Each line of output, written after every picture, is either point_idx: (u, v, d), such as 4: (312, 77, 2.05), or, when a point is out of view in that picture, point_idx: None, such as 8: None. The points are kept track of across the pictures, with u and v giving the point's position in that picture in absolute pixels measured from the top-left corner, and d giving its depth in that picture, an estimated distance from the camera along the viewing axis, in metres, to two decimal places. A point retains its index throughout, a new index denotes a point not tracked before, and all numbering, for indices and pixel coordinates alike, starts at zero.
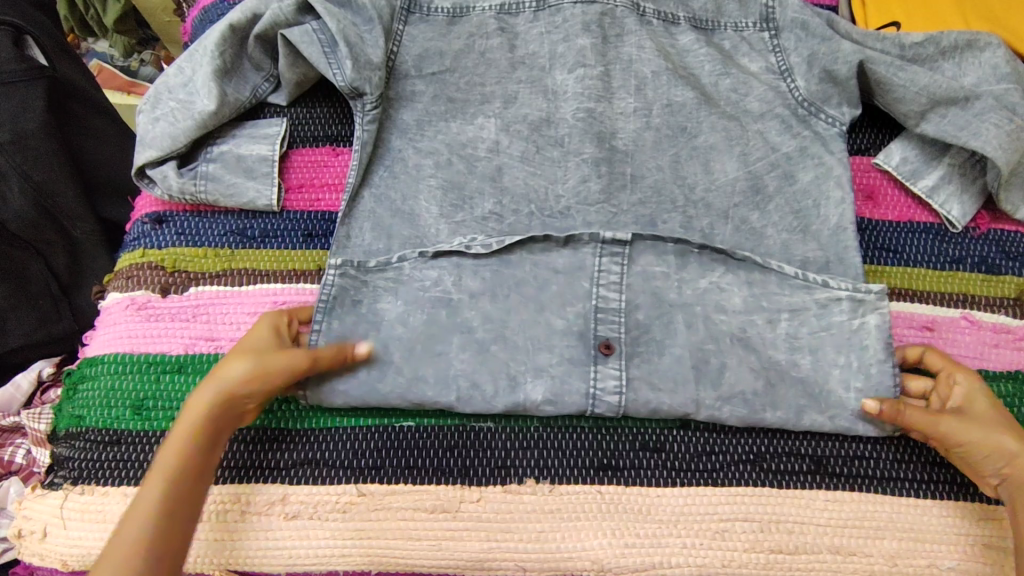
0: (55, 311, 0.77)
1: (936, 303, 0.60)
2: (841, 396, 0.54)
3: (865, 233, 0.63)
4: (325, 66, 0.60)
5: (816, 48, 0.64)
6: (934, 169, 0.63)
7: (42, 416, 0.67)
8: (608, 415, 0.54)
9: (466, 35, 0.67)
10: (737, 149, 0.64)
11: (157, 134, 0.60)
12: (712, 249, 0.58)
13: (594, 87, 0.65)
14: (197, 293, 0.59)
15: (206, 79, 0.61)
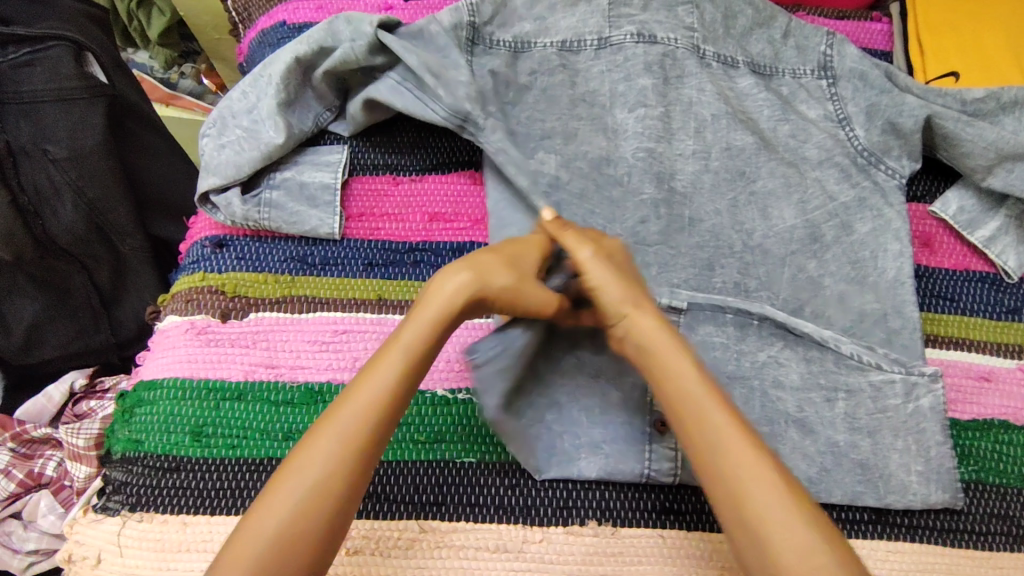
0: (93, 324, 0.80)
1: (993, 354, 0.61)
2: (896, 458, 0.55)
3: (922, 280, 0.63)
4: (422, 109, 0.61)
5: (876, 98, 0.66)
6: (991, 220, 0.63)
7: (80, 430, 0.67)
8: (666, 484, 0.54)
9: (527, 70, 0.67)
10: (795, 196, 0.65)
11: (222, 161, 0.61)
12: (773, 322, 0.59)
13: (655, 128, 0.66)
14: (257, 319, 0.59)
15: (272, 111, 0.61)
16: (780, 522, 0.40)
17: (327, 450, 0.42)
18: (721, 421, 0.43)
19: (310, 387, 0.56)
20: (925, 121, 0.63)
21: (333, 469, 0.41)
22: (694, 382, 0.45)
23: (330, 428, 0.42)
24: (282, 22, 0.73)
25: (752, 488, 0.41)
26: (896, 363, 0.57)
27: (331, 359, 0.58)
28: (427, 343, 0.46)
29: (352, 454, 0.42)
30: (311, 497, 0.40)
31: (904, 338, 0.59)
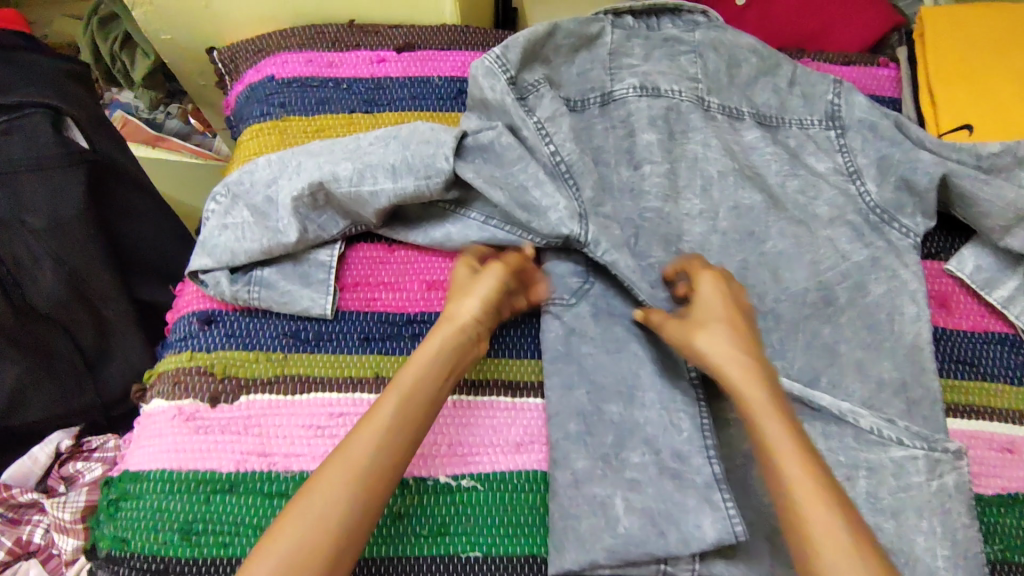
0: (77, 384, 0.72)
1: (1013, 422, 0.58)
2: (923, 542, 0.52)
3: (941, 344, 0.61)
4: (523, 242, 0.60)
5: (886, 152, 0.64)
6: (1009, 279, 0.61)
7: (66, 503, 0.65)
8: None
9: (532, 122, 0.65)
10: (807, 257, 0.62)
11: (221, 244, 0.58)
12: (788, 395, 0.57)
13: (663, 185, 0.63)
14: (248, 402, 0.56)
15: (289, 211, 0.58)
16: (825, 518, 0.44)
17: (329, 487, 0.45)
18: (784, 435, 0.47)
19: (306, 477, 0.54)
20: (941, 179, 0.61)
21: (332, 503, 0.45)
22: (767, 411, 0.48)
23: (333, 465, 0.46)
24: (271, 76, 0.70)
25: (805, 486, 0.45)
26: (918, 438, 0.55)
27: (327, 446, 0.55)
28: (425, 381, 0.51)
29: (350, 490, 0.46)
30: (310, 530, 0.44)
31: (924, 409, 0.57)
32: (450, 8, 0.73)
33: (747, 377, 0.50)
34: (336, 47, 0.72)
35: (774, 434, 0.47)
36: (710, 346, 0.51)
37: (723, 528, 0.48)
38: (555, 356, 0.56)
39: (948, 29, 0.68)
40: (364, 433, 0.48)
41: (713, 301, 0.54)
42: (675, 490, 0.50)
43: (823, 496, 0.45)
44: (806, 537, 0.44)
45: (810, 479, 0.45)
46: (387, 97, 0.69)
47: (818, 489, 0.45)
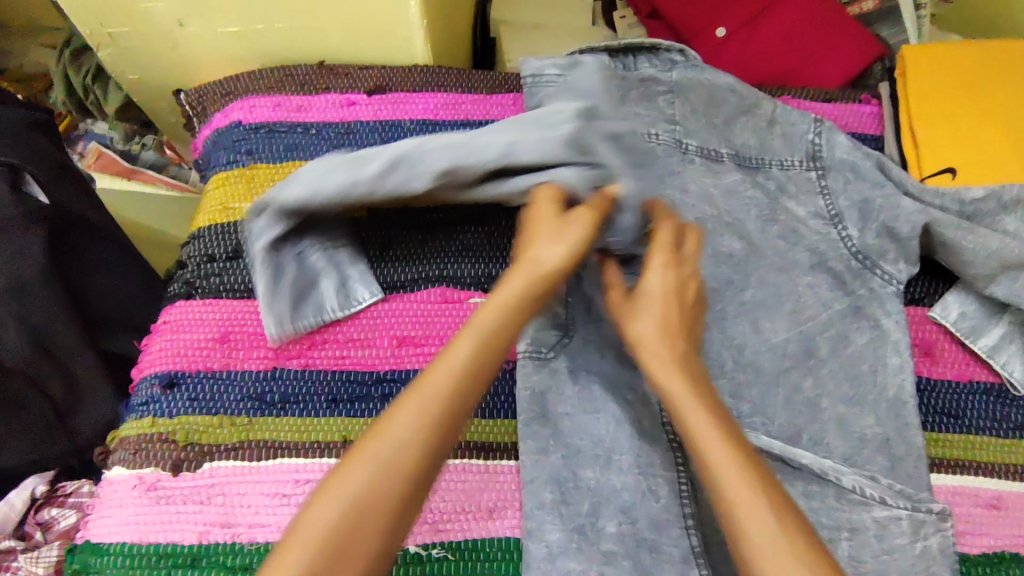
0: (50, 435, 0.70)
1: (999, 476, 0.57)
2: None
3: (925, 397, 0.59)
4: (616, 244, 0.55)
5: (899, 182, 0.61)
6: (993, 327, 0.60)
7: (40, 557, 0.60)
8: None
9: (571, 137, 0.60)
10: (787, 306, 0.61)
11: (324, 171, 0.56)
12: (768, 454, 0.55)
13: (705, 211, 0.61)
14: (212, 470, 0.54)
15: (415, 152, 0.56)
16: (747, 500, 0.39)
17: (401, 436, 0.38)
18: (706, 424, 0.42)
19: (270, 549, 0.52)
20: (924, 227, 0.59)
21: (403, 459, 0.38)
22: (682, 390, 0.44)
23: (405, 410, 0.39)
24: (237, 121, 0.69)
25: (723, 466, 0.40)
26: (901, 497, 0.54)
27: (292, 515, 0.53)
28: (505, 333, 0.43)
29: (422, 445, 0.38)
30: (374, 488, 0.37)
31: (909, 466, 0.56)
32: (422, 48, 0.72)
33: (666, 361, 0.46)
34: (304, 90, 0.70)
35: (696, 420, 0.43)
36: (642, 332, 0.48)
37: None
38: (528, 418, 0.54)
39: (930, 69, 0.66)
40: (441, 378, 0.40)
41: (657, 286, 0.49)
42: (653, 564, 0.50)
43: (750, 487, 0.39)
44: (740, 538, 0.38)
45: (735, 466, 0.40)
46: (357, 142, 0.68)
47: (749, 477, 0.40)
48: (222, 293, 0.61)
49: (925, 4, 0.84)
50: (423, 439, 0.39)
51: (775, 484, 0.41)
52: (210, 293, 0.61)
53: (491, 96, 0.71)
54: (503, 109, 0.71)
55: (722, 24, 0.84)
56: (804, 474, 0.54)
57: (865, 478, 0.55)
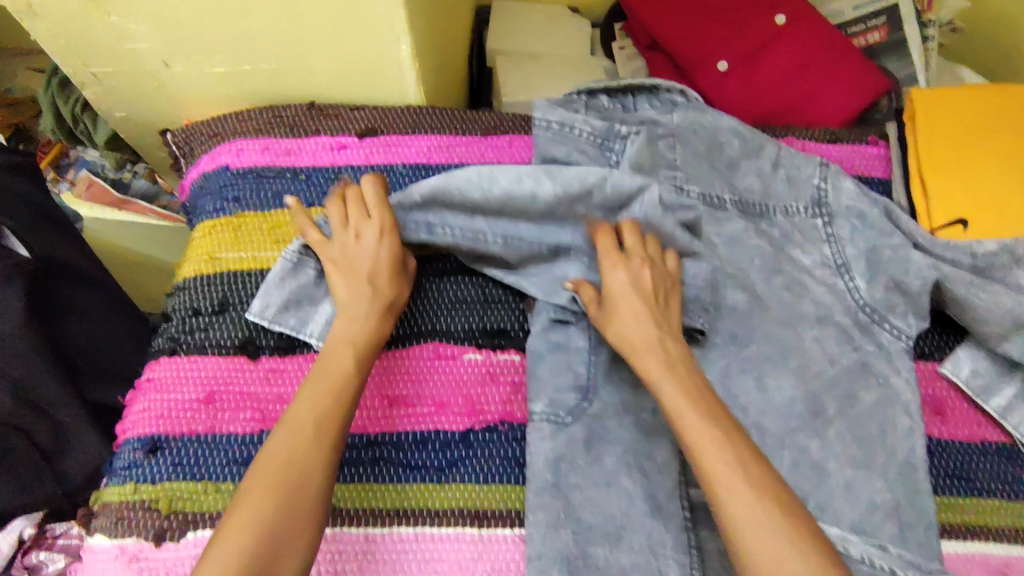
0: (36, 479, 0.68)
1: (1013, 543, 0.55)
2: None
3: (935, 458, 0.57)
4: None
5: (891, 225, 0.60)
6: (1006, 386, 0.58)
7: None
8: None
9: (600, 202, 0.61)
10: (793, 363, 0.59)
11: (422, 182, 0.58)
12: None
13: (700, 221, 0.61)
14: (196, 540, 0.52)
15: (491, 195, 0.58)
16: (731, 481, 0.44)
17: (297, 456, 0.46)
18: (692, 414, 0.47)
19: None
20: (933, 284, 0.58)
21: (298, 467, 0.45)
22: (669, 383, 0.49)
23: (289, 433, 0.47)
24: (226, 166, 0.67)
25: (725, 471, 0.44)
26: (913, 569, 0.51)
27: None
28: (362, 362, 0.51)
29: (314, 454, 0.46)
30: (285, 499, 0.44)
31: (920, 534, 0.54)
32: (414, 87, 0.70)
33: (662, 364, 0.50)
34: (293, 132, 0.68)
35: (682, 408, 0.47)
36: (635, 333, 0.52)
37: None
38: (539, 487, 0.52)
39: (941, 114, 0.65)
40: (314, 398, 0.48)
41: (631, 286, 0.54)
42: None
43: (744, 480, 0.44)
44: (737, 534, 0.43)
45: (727, 462, 0.45)
46: None
47: (740, 472, 0.44)
48: (207, 350, 0.59)
49: (931, 35, 0.82)
50: (310, 458, 0.46)
51: (758, 459, 0.46)
52: (195, 349, 0.59)
53: (485, 138, 0.69)
54: (499, 151, 0.68)
55: (724, 56, 0.81)
56: None
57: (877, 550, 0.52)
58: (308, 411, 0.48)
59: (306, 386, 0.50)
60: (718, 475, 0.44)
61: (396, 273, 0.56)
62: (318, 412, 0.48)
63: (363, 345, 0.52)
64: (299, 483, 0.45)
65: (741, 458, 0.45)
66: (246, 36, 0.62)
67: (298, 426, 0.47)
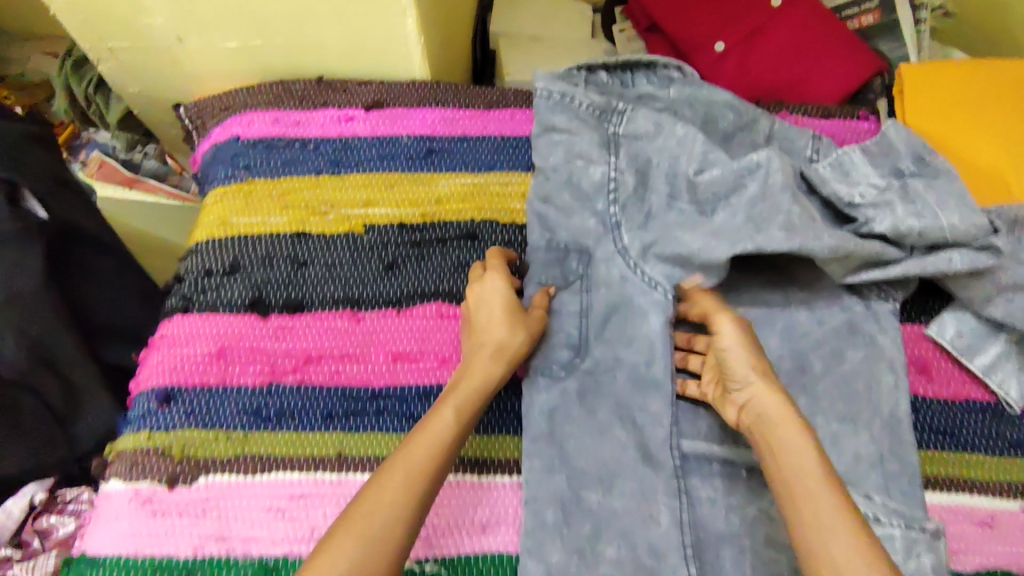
0: (49, 443, 0.70)
1: (996, 496, 0.57)
2: None
3: (920, 414, 0.59)
4: (643, 285, 0.60)
5: (856, 195, 0.61)
6: (990, 346, 0.60)
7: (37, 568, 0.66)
8: None
9: (599, 170, 0.64)
10: (780, 324, 0.61)
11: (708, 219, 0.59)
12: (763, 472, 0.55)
13: (722, 187, 0.61)
14: (208, 484, 0.55)
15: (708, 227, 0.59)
16: (833, 518, 0.43)
17: (386, 506, 0.45)
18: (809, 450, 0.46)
19: (263, 562, 0.52)
20: (905, 250, 0.59)
21: (397, 518, 0.45)
22: (791, 430, 0.47)
23: (388, 481, 0.46)
24: (236, 136, 0.69)
25: (815, 500, 0.44)
26: (895, 515, 0.54)
27: (287, 529, 0.53)
28: (470, 418, 0.51)
29: (406, 506, 0.45)
30: (368, 548, 0.43)
31: (903, 484, 0.56)
32: (420, 63, 0.72)
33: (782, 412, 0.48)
34: (301, 105, 0.70)
35: (795, 451, 0.46)
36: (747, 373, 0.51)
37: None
38: (536, 435, 0.55)
39: (922, 88, 0.67)
40: (425, 448, 0.48)
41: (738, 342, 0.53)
42: None
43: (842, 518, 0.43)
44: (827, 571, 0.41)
45: (827, 496, 0.44)
46: (354, 157, 0.68)
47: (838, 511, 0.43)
48: (219, 307, 0.61)
49: (923, 18, 0.84)
50: (410, 509, 0.46)
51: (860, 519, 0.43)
52: (207, 308, 0.61)
53: (489, 111, 0.71)
54: (501, 124, 0.71)
55: (721, 38, 0.84)
56: None
57: (861, 498, 0.55)
58: (422, 458, 0.48)
59: (418, 435, 0.49)
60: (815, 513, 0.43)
61: (514, 320, 0.56)
62: (429, 465, 0.48)
63: (473, 399, 0.52)
64: (395, 535, 0.44)
65: (835, 489, 0.44)
66: (257, 11, 0.65)
67: (407, 470, 0.47)
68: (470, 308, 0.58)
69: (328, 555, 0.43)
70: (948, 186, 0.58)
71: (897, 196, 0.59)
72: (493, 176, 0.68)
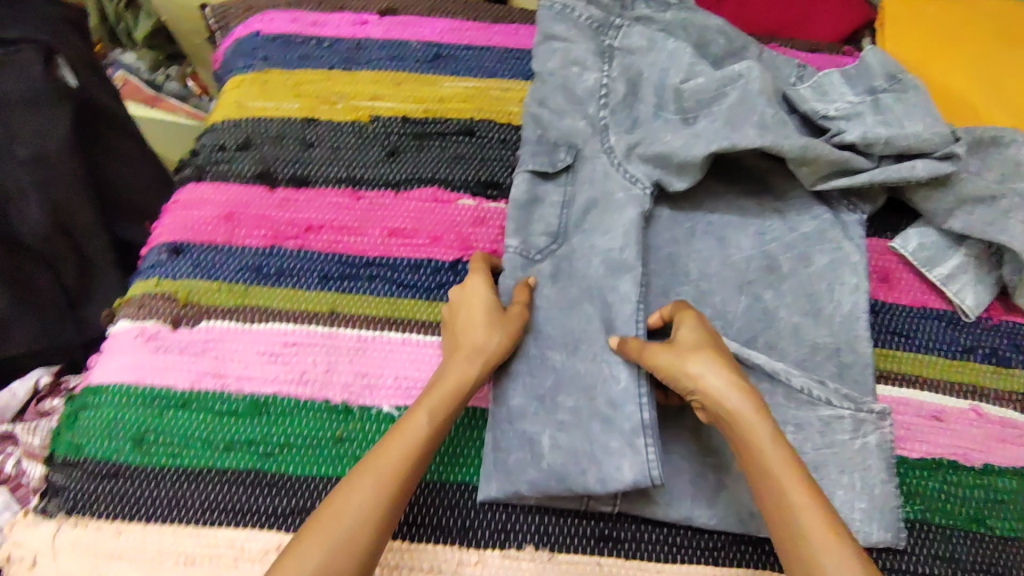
0: (58, 320, 0.73)
1: (946, 392, 0.60)
2: (845, 507, 0.54)
3: (878, 316, 0.63)
4: (624, 180, 0.63)
5: (831, 108, 0.64)
6: (950, 259, 0.63)
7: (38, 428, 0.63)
8: (608, 513, 0.53)
9: (593, 76, 0.68)
10: (753, 227, 0.65)
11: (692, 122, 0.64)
12: None
13: (706, 94, 0.66)
14: (208, 327, 0.59)
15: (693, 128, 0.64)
16: (815, 520, 0.44)
17: (353, 507, 0.46)
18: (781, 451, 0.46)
19: (255, 397, 0.56)
20: (873, 161, 0.63)
21: (364, 523, 0.45)
22: (763, 432, 0.47)
23: (354, 488, 0.46)
24: (257, 32, 0.74)
25: (799, 501, 0.44)
26: (847, 399, 0.57)
27: (278, 371, 0.57)
28: (443, 421, 0.51)
29: (373, 512, 0.46)
30: (333, 554, 0.43)
31: (855, 372, 0.59)
32: None
33: (750, 409, 0.48)
34: (321, 8, 0.75)
35: (771, 455, 0.46)
36: (699, 369, 0.50)
37: (641, 472, 0.50)
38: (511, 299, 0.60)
39: (900, 23, 0.71)
40: (394, 452, 0.48)
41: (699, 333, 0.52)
42: (602, 433, 0.52)
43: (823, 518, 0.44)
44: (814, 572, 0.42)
45: (809, 499, 0.44)
46: (365, 57, 0.73)
47: (819, 511, 0.44)
48: (230, 178, 0.66)
49: None
50: (377, 514, 0.46)
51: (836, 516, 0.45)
52: (220, 177, 0.66)
53: (495, 26, 0.76)
54: (506, 37, 0.75)
55: None
56: (758, 376, 0.58)
57: (817, 382, 0.58)
58: (390, 462, 0.48)
59: (387, 441, 0.49)
60: (783, 508, 0.45)
61: (494, 320, 0.55)
62: (398, 470, 0.48)
63: (447, 401, 0.52)
64: (360, 536, 0.45)
65: (811, 486, 0.45)
66: None
67: (376, 475, 0.47)
68: (453, 311, 0.57)
69: (294, 560, 0.43)
70: (916, 98, 0.63)
71: (868, 109, 0.63)
72: (495, 82, 0.72)
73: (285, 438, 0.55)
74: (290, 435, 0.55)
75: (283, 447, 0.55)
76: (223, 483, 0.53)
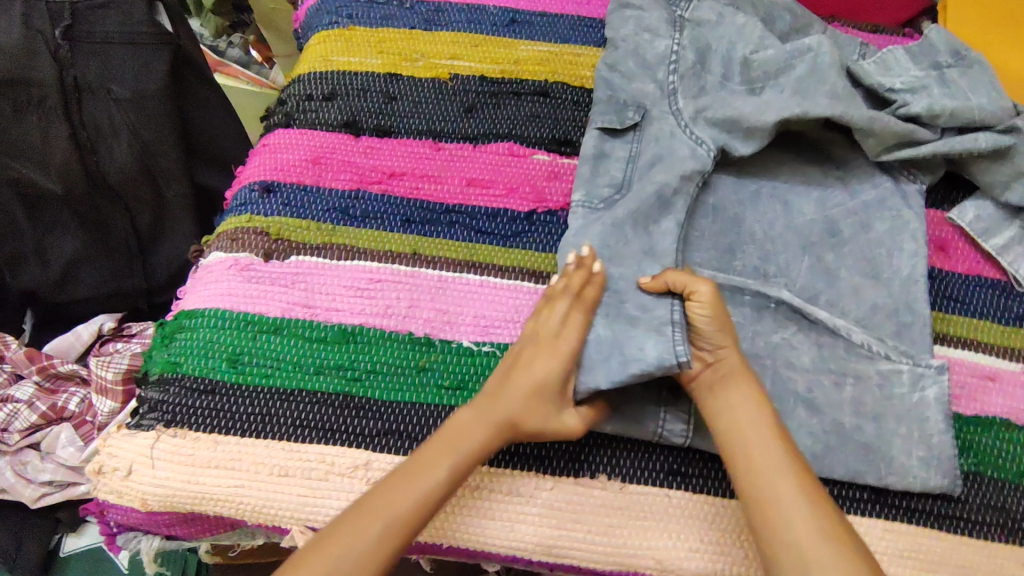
0: (127, 268, 0.85)
1: (999, 355, 0.63)
2: (903, 455, 0.57)
3: (935, 282, 0.65)
4: (689, 141, 0.65)
5: (897, 82, 0.67)
6: (1007, 230, 0.66)
7: (109, 364, 0.79)
8: (678, 449, 0.56)
9: (665, 41, 0.70)
10: (816, 193, 0.68)
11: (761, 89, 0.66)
12: (790, 306, 0.61)
13: (774, 65, 0.68)
14: (298, 262, 0.62)
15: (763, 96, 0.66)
16: (788, 482, 0.49)
17: (362, 535, 0.47)
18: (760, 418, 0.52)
19: (343, 327, 0.59)
20: (936, 133, 0.65)
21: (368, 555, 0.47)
22: (746, 401, 0.53)
23: (365, 522, 0.47)
24: None
25: (774, 470, 0.50)
26: (905, 355, 0.60)
27: (364, 304, 0.60)
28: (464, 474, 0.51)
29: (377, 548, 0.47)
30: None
31: (915, 331, 0.61)
32: None
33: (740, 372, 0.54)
34: None
35: (751, 421, 0.52)
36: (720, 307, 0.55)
37: (665, 351, 0.53)
38: None
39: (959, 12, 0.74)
40: (405, 489, 0.49)
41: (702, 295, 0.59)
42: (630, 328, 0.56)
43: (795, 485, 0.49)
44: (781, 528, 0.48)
45: (783, 463, 0.50)
46: (444, 19, 0.76)
47: (792, 479, 0.50)
48: (316, 125, 0.69)
49: None
50: (381, 552, 0.47)
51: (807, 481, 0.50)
52: (307, 125, 0.69)
53: None
54: (578, 6, 0.78)
55: None
56: (821, 329, 0.61)
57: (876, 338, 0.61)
58: (401, 502, 0.49)
59: (401, 475, 0.50)
60: (759, 475, 0.50)
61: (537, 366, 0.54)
62: (406, 509, 0.49)
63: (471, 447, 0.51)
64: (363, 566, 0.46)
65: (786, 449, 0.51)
66: None
67: (386, 513, 0.48)
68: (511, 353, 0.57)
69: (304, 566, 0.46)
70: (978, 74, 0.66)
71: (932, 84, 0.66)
72: (567, 48, 0.75)
73: (372, 365, 0.58)
74: (377, 362, 0.58)
75: (371, 373, 0.58)
76: (314, 404, 0.56)
